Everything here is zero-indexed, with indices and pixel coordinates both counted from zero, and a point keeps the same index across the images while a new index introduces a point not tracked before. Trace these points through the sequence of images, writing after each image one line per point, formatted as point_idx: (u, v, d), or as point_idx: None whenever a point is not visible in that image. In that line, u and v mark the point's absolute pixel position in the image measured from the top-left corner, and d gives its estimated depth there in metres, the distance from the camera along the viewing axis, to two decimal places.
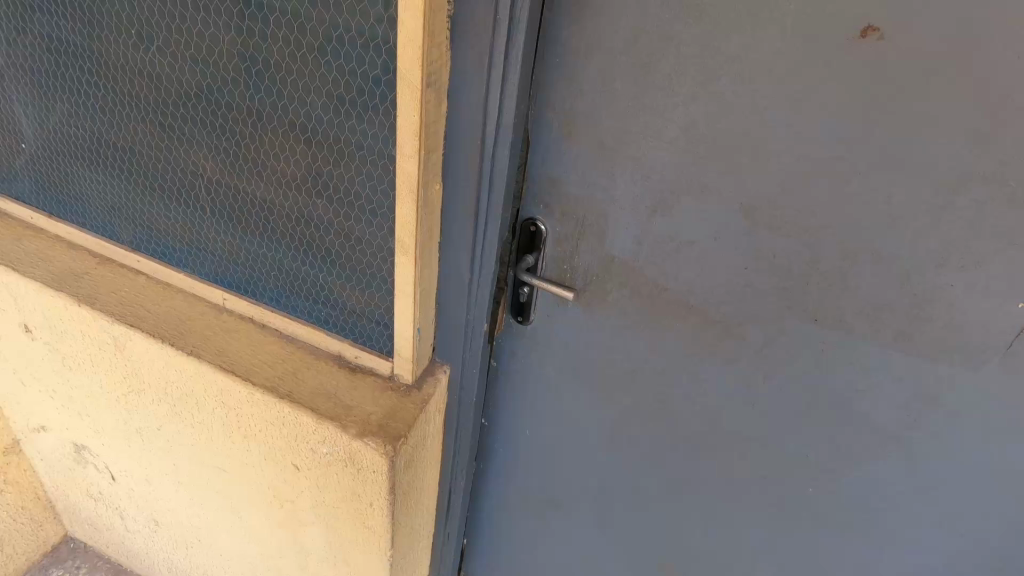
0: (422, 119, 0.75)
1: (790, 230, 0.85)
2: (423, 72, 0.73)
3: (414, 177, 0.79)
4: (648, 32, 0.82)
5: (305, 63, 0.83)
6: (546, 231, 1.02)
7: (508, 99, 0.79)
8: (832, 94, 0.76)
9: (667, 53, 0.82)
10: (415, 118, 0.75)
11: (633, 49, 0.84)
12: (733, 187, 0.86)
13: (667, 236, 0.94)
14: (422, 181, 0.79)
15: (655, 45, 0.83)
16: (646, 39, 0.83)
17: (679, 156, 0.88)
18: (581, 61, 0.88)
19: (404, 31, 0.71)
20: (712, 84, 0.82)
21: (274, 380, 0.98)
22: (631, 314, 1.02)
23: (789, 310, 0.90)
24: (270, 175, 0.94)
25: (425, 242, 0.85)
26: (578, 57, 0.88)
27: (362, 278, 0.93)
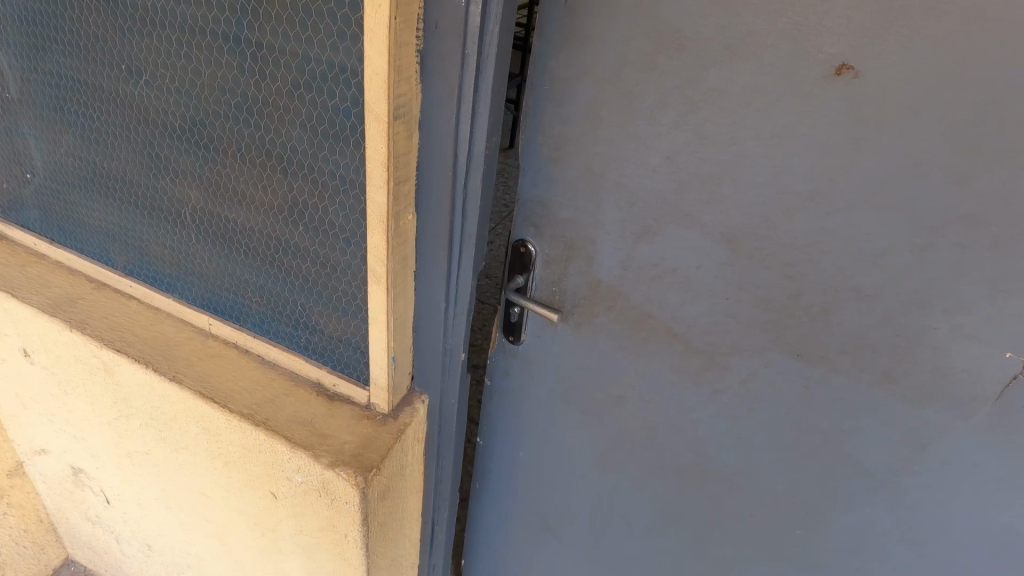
0: (390, 151, 0.75)
1: (771, 263, 0.82)
2: (389, 105, 0.73)
3: (383, 208, 0.78)
4: (629, 61, 0.82)
5: (280, 95, 0.84)
6: (535, 252, 1.01)
7: (480, 130, 0.79)
8: (812, 125, 0.74)
9: (648, 81, 0.82)
10: (383, 150, 0.75)
11: (615, 77, 0.84)
12: (713, 217, 0.84)
13: (648, 266, 0.91)
14: (392, 212, 0.79)
15: (636, 73, 0.82)
16: (627, 68, 0.82)
17: (661, 185, 0.86)
18: (566, 88, 0.88)
19: (369, 65, 0.71)
20: (691, 115, 0.81)
21: (252, 407, 0.98)
22: (615, 345, 1.00)
23: (772, 346, 0.87)
24: (249, 203, 0.95)
25: (398, 272, 0.85)
26: (563, 85, 0.88)
27: (339, 306, 0.93)
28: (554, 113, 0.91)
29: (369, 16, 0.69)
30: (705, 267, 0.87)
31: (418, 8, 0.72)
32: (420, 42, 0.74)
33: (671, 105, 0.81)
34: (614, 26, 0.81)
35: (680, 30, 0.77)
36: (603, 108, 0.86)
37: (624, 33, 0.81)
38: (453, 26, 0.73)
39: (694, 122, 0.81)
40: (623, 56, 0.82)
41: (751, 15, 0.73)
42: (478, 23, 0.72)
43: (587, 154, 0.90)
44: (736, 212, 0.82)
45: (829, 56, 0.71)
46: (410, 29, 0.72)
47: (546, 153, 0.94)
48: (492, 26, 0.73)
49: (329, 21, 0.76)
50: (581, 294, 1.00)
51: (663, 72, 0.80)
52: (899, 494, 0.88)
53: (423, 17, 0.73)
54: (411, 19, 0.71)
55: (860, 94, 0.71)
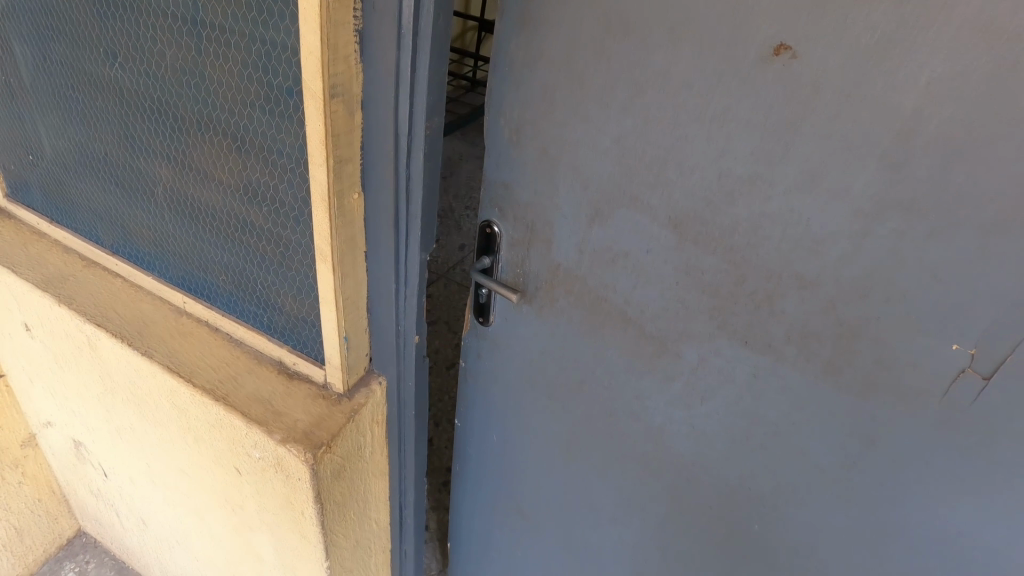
0: (327, 129, 0.75)
1: (716, 248, 0.81)
2: (324, 85, 0.73)
3: (325, 186, 0.79)
4: (572, 44, 0.80)
5: (232, 75, 0.84)
6: (500, 233, 0.98)
7: (421, 112, 0.78)
8: (751, 108, 0.72)
9: (592, 64, 0.80)
10: (320, 129, 0.75)
11: (560, 60, 0.82)
12: (660, 202, 0.82)
13: (599, 252, 0.90)
14: (334, 190, 0.80)
15: (580, 55, 0.80)
16: (570, 51, 0.80)
17: (609, 169, 0.85)
18: (513, 72, 0.86)
19: (304, 44, 0.71)
20: (636, 98, 0.79)
21: (215, 382, 1.01)
22: (571, 334, 0.99)
23: (721, 333, 0.86)
24: (212, 182, 0.96)
25: (344, 252, 0.86)
26: (512, 68, 0.86)
27: (294, 286, 0.94)
28: (503, 97, 0.89)
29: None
30: (655, 252, 0.86)
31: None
32: (357, 21, 0.73)
33: (615, 89, 0.80)
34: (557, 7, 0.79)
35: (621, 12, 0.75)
36: (550, 92, 0.85)
37: (567, 15, 0.78)
38: (386, 7, 0.72)
39: (638, 106, 0.79)
40: (567, 39, 0.80)
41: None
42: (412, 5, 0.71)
43: (535, 139, 0.89)
44: (682, 197, 0.81)
45: (768, 37, 0.68)
46: (345, 8, 0.71)
47: (499, 137, 0.92)
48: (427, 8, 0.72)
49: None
50: (541, 281, 0.97)
51: (605, 55, 0.78)
52: (850, 489, 0.86)
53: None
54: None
55: (799, 77, 0.68)
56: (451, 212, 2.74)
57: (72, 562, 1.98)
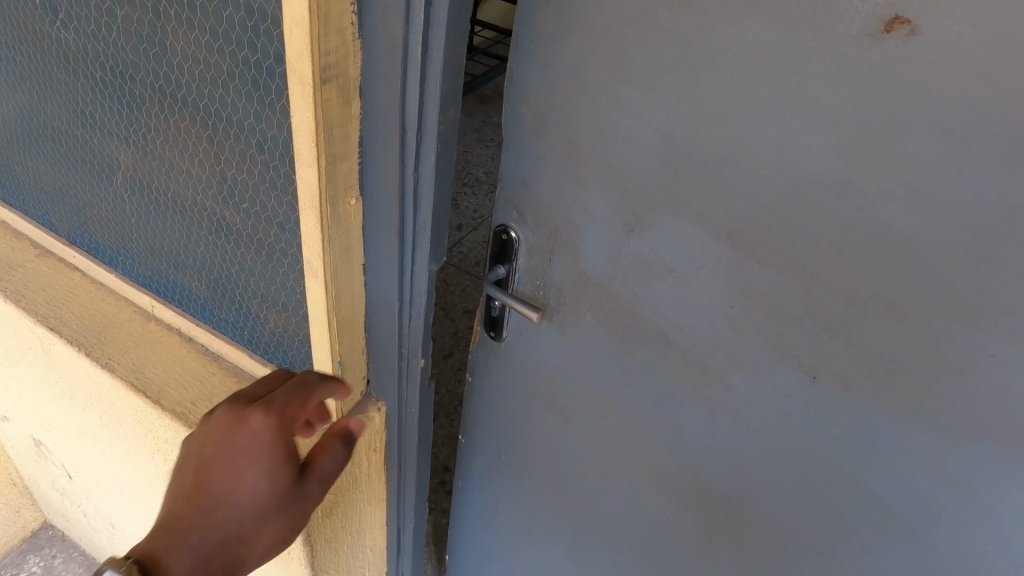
0: (318, 122, 0.61)
1: (785, 265, 0.66)
2: (315, 68, 0.58)
3: (314, 189, 0.65)
4: (614, 12, 0.65)
5: (197, 47, 0.67)
6: (518, 241, 0.82)
7: (433, 99, 0.63)
8: (847, 102, 0.57)
9: (638, 37, 0.64)
10: (310, 122, 0.61)
11: (596, 32, 0.67)
12: (716, 212, 0.68)
13: (638, 266, 0.75)
14: (326, 195, 0.66)
15: (623, 28, 0.65)
16: (612, 20, 0.65)
17: (655, 169, 0.70)
18: (541, 48, 0.71)
19: (288, 14, 0.57)
20: (695, 84, 0.64)
21: (187, 405, 0.88)
22: (596, 358, 0.84)
23: (782, 362, 0.71)
24: (179, 174, 0.80)
25: (338, 265, 0.72)
26: (540, 43, 0.70)
27: (280, 300, 0.80)
28: (526, 78, 0.74)
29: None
30: (706, 270, 0.71)
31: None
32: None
33: (666, 71, 0.65)
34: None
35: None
36: (582, 72, 0.69)
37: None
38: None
39: (695, 94, 0.64)
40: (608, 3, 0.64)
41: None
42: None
43: (561, 131, 0.74)
44: (744, 207, 0.66)
45: (872, 14, 0.53)
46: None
47: (519, 127, 0.76)
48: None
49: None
50: (562, 296, 0.82)
51: (656, 28, 0.63)
52: (926, 548, 0.71)
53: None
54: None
55: (911, 68, 0.53)
56: (462, 193, 2.54)
57: (37, 555, 1.85)
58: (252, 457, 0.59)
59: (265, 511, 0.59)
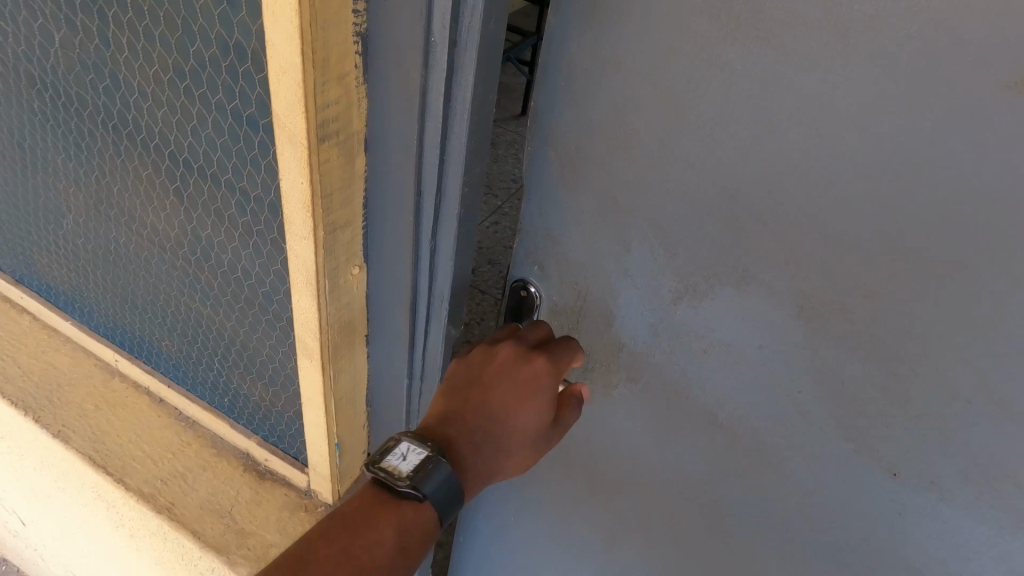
0: (315, 189, 0.49)
1: (870, 350, 0.56)
2: (310, 124, 0.46)
3: (311, 265, 0.53)
4: (666, 45, 0.53)
5: (160, 86, 0.55)
6: (539, 296, 0.70)
7: (455, 153, 0.51)
8: (968, 167, 0.46)
9: (695, 76, 0.53)
10: (304, 188, 0.49)
11: (643, 67, 0.55)
12: (785, 286, 0.57)
13: (685, 342, 0.64)
14: (326, 269, 0.54)
15: (677, 63, 0.53)
16: (662, 54, 0.54)
17: (713, 234, 0.58)
18: (575, 86, 0.59)
19: (275, 60, 0.45)
20: (771, 136, 0.53)
21: (156, 484, 0.78)
22: (628, 436, 0.73)
23: (858, 458, 0.60)
24: (141, 226, 0.68)
25: (339, 343, 0.61)
26: (576, 80, 0.59)
27: (265, 372, 0.69)
28: (553, 120, 0.61)
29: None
30: (769, 350, 0.60)
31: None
32: (359, 17, 0.46)
33: (729, 116, 0.53)
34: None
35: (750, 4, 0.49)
36: (622, 115, 0.58)
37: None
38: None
39: (764, 146, 0.53)
40: (659, 32, 0.53)
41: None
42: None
43: (593, 181, 0.62)
44: (820, 283, 0.55)
45: (1010, 64, 0.43)
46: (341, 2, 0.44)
47: (544, 176, 0.64)
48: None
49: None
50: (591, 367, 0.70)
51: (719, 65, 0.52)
52: None
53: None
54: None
55: None
56: None
57: None
58: (536, 397, 0.59)
59: (528, 444, 0.60)
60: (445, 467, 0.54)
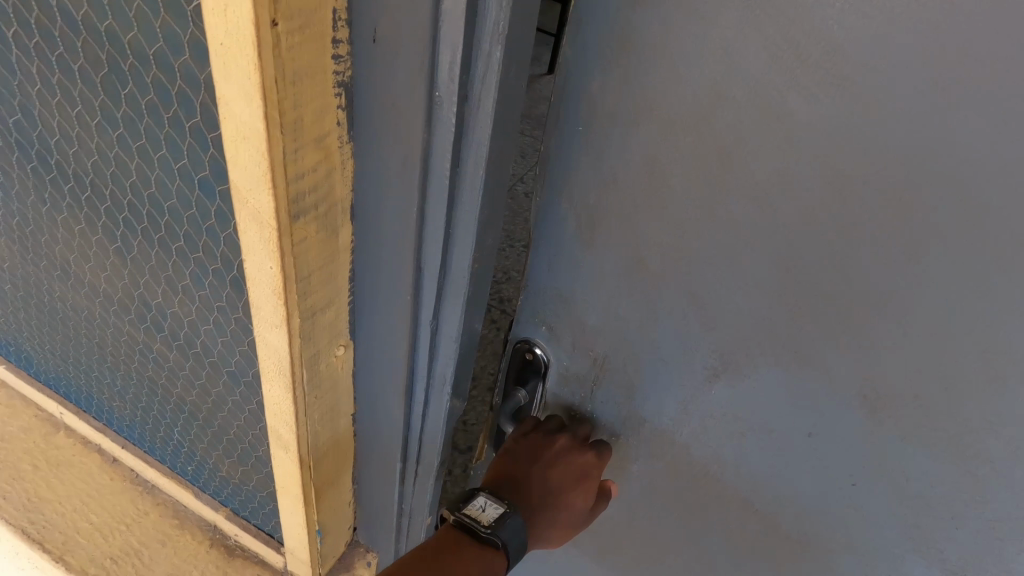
0: (287, 275, 0.40)
1: (945, 448, 0.48)
2: (280, 203, 0.36)
3: (285, 356, 0.44)
4: (713, 86, 0.44)
5: (87, 131, 0.44)
6: (547, 360, 0.61)
7: (461, 225, 0.41)
8: None
9: (748, 123, 0.44)
10: (275, 274, 0.40)
11: (682, 111, 0.46)
12: (844, 368, 0.49)
13: (722, 421, 0.56)
14: (302, 359, 0.45)
15: (726, 108, 0.45)
16: (707, 98, 0.45)
17: (766, 304, 0.50)
18: (602, 131, 0.49)
19: (231, 124, 0.35)
20: (847, 200, 0.44)
21: (121, 545, 0.81)
22: (648, 510, 0.65)
23: (919, 556, 0.53)
24: (76, 283, 0.57)
25: (319, 430, 0.52)
26: (604, 125, 0.49)
27: (231, 448, 0.59)
28: (576, 168, 0.52)
29: (213, 28, 0.32)
30: (822, 437, 0.52)
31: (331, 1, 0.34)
32: (338, 62, 0.36)
33: (787, 171, 0.45)
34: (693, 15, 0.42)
35: (831, 44, 0.40)
36: (653, 166, 0.49)
37: (710, 33, 0.43)
38: (397, 29, 0.35)
39: (831, 208, 0.45)
40: (704, 71, 0.44)
41: (992, 35, 0.36)
42: (447, 30, 0.34)
43: (615, 240, 0.53)
44: (889, 367, 0.48)
45: None
46: (314, 48, 0.34)
47: (560, 230, 0.55)
48: (461, 39, 0.34)
49: (128, 11, 0.36)
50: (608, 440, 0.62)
51: (780, 112, 0.43)
52: None
53: (346, 15, 0.35)
54: (320, 24, 0.34)
55: None
56: None
57: None
58: (587, 483, 0.59)
59: (578, 512, 0.60)
60: (517, 518, 0.55)
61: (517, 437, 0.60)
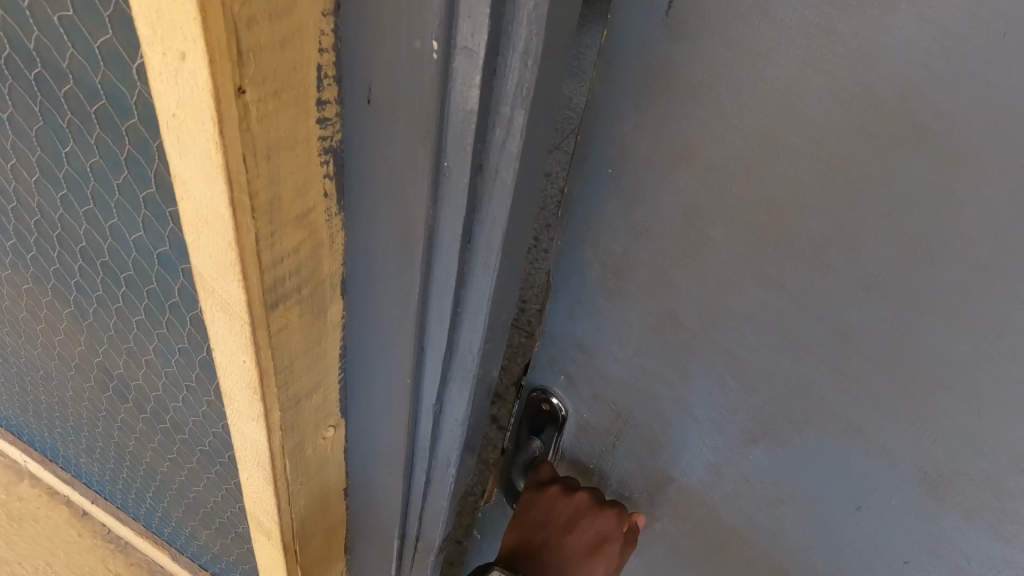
0: (259, 360, 0.38)
1: (1010, 528, 0.44)
2: (250, 292, 0.34)
3: (263, 431, 0.42)
4: (766, 131, 0.39)
5: (43, 203, 0.43)
6: (565, 411, 0.57)
7: (474, 289, 0.38)
8: None
9: (805, 172, 0.39)
10: (247, 358, 0.38)
11: (730, 156, 0.40)
12: (901, 442, 0.45)
13: (757, 482, 0.52)
14: (279, 432, 0.43)
15: (781, 154, 0.39)
16: (759, 142, 0.39)
17: (814, 371, 0.45)
18: (636, 179, 0.44)
19: (195, 208, 0.32)
20: (917, 268, 0.39)
21: None
22: (673, 565, 0.61)
23: None
24: (45, 338, 0.57)
25: (305, 492, 0.50)
26: (637, 172, 0.44)
27: (210, 498, 0.58)
28: (604, 216, 0.47)
29: (165, 97, 0.28)
30: (870, 512, 0.48)
31: (316, 59, 0.30)
32: (326, 125, 0.33)
33: (849, 228, 0.39)
34: (744, 50, 0.37)
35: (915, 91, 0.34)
36: (691, 215, 0.44)
37: (764, 73, 0.37)
38: (396, 87, 0.31)
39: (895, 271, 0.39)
40: (758, 111, 0.38)
41: None
42: (463, 88, 0.30)
43: (647, 291, 0.48)
44: (953, 446, 0.43)
45: None
46: (294, 113, 0.31)
47: (587, 277, 0.50)
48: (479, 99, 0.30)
49: (62, 62, 0.33)
50: (629, 494, 0.58)
51: (841, 162, 0.38)
52: None
53: (335, 71, 0.32)
54: (302, 86, 0.30)
55: None
56: None
57: None
58: (605, 549, 0.54)
59: None
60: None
61: (532, 492, 0.55)
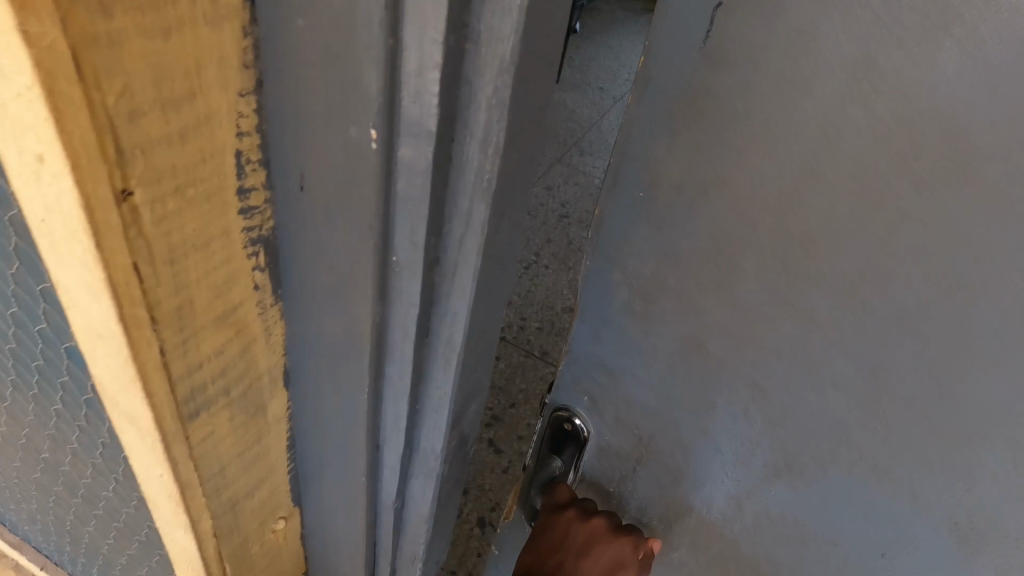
0: (164, 451, 0.39)
1: None
2: (147, 388, 0.35)
3: (175, 508, 0.43)
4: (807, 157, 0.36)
5: None
6: (586, 432, 0.55)
7: (440, 344, 0.38)
8: None
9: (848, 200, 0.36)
10: (148, 446, 0.39)
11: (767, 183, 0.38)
12: (934, 493, 0.43)
13: (779, 518, 0.50)
14: (196, 508, 0.44)
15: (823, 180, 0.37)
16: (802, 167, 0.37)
17: (843, 415, 0.43)
18: (669, 207, 0.42)
19: (81, 317, 0.33)
20: (962, 318, 0.37)
21: None
22: None
23: None
24: None
25: (235, 554, 0.51)
26: (670, 199, 0.42)
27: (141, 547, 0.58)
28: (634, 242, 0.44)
29: (37, 210, 0.29)
30: (897, 556, 0.47)
31: (234, 144, 0.32)
32: (251, 215, 0.35)
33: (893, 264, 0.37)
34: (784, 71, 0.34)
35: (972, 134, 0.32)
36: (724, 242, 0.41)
37: (805, 105, 0.35)
38: (334, 164, 0.32)
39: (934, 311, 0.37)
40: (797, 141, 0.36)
41: None
42: (415, 157, 0.30)
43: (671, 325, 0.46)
44: (988, 499, 0.41)
45: None
46: (210, 206, 0.33)
47: (612, 309, 0.48)
48: (428, 163, 0.30)
49: None
50: (647, 520, 0.57)
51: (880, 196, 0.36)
52: None
53: (259, 155, 0.33)
54: (218, 172, 0.32)
55: None
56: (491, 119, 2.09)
57: None
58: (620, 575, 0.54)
59: None
60: None
61: (548, 514, 0.55)
